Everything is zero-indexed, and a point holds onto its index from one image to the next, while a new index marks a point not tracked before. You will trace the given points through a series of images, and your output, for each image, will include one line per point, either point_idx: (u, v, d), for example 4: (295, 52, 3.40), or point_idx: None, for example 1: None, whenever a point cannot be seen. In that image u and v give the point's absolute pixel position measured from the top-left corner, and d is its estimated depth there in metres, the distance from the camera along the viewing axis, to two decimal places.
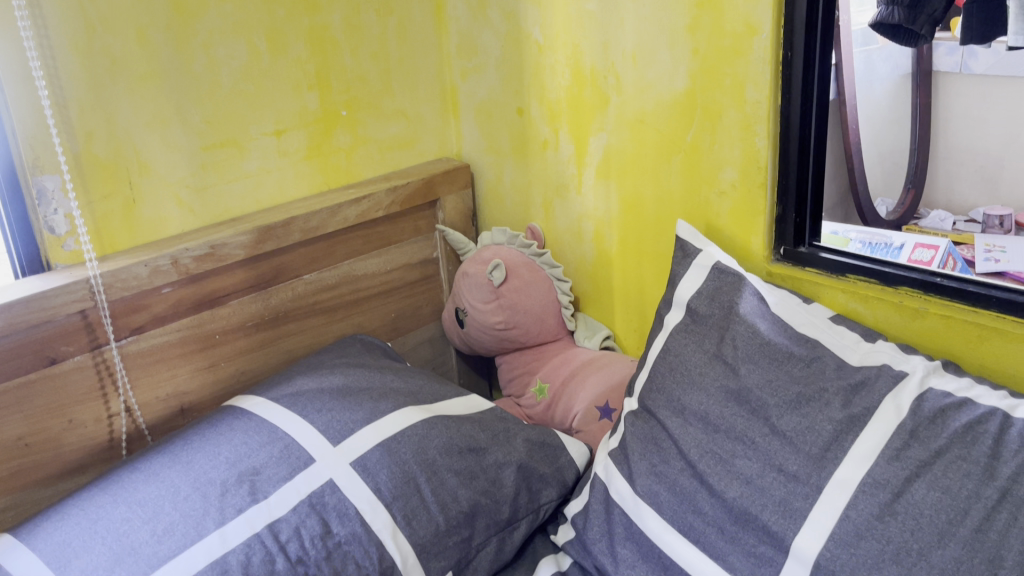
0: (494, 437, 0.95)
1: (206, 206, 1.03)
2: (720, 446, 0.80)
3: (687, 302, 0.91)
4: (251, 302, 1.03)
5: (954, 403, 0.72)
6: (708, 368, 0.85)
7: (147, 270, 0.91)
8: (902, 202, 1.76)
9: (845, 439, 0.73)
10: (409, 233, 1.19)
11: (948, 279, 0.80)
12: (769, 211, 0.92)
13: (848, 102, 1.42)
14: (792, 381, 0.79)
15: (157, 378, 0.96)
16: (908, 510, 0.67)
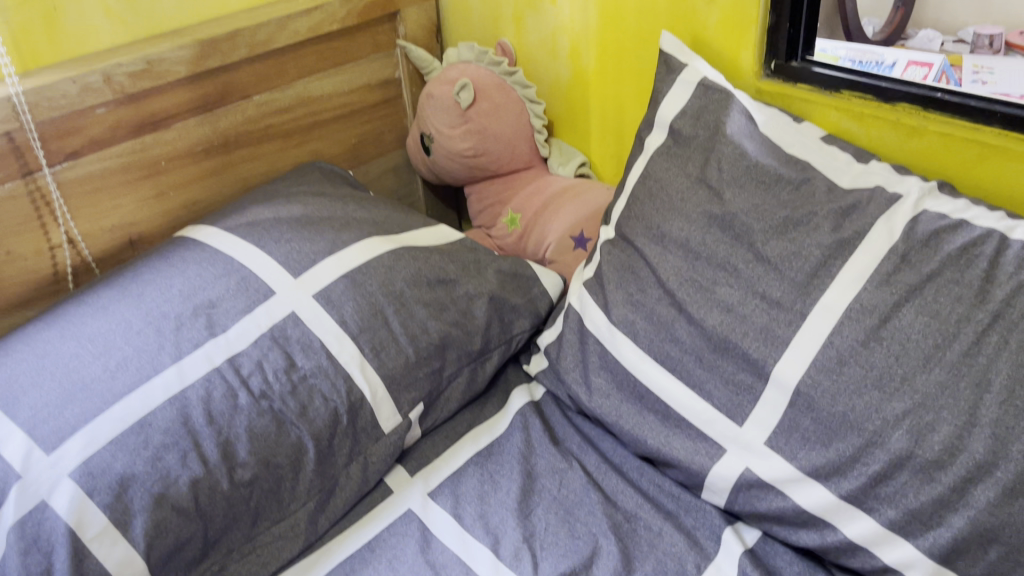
0: (464, 269, 0.90)
1: (139, 18, 0.92)
2: (701, 274, 0.76)
3: (670, 123, 0.85)
4: (197, 125, 0.95)
5: (950, 225, 0.68)
6: (691, 193, 0.80)
7: (76, 89, 0.82)
8: (890, 21, 1.61)
9: (832, 265, 0.70)
10: (368, 51, 1.10)
11: (950, 94, 0.74)
12: (762, 21, 0.85)
13: None
14: (779, 205, 0.74)
15: (100, 207, 0.89)
16: (895, 336, 0.65)
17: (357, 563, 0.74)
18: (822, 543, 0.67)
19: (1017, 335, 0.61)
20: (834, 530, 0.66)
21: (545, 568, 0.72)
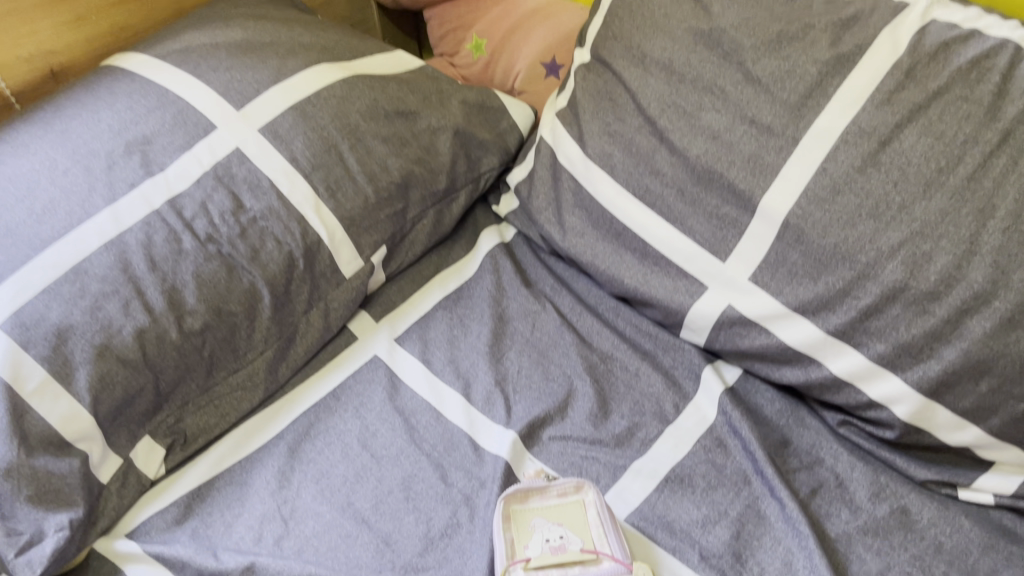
0: (426, 101, 0.83)
1: None
2: (684, 99, 0.70)
3: None
4: None
5: (960, 37, 0.62)
6: (675, 7, 0.72)
7: None
8: None
9: (829, 85, 0.63)
10: None
11: None
12: None
13: None
14: (773, 19, 0.67)
15: (12, 33, 0.79)
16: (894, 161, 0.60)
17: (321, 412, 0.70)
18: (806, 380, 0.65)
19: None
20: (819, 367, 0.64)
21: (518, 412, 0.69)
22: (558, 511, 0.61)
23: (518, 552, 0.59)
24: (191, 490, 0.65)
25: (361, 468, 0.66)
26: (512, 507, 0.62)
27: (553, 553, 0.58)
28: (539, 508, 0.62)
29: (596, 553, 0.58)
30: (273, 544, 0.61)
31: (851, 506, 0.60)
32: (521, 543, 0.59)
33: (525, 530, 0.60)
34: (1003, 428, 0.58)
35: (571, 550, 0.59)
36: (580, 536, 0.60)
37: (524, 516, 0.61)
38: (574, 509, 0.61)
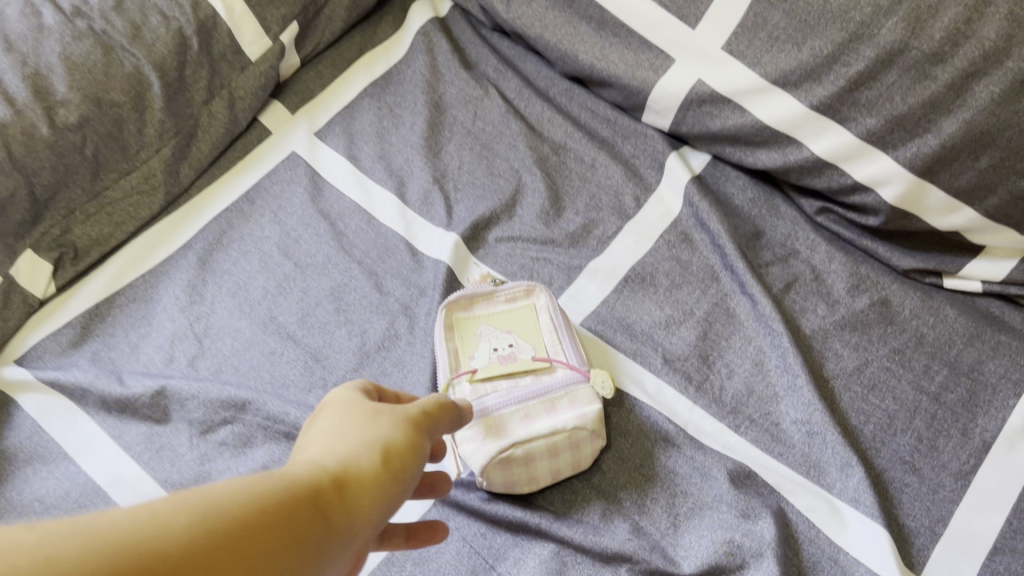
0: None
1: None
2: None
3: None
4: None
5: None
6: None
7: None
8: None
9: None
10: None
11: None
12: None
13: None
14: None
15: None
16: None
17: (234, 218, 0.61)
18: (784, 163, 0.57)
19: None
20: (799, 148, 0.56)
21: (460, 212, 0.61)
22: (506, 317, 0.55)
23: (464, 365, 0.53)
24: (88, 308, 0.57)
25: (283, 279, 0.58)
26: (455, 315, 0.55)
27: (503, 364, 0.52)
28: (485, 315, 0.55)
29: (551, 361, 0.52)
30: (187, 365, 0.55)
31: (829, 300, 0.55)
32: (468, 354, 0.53)
33: (471, 340, 0.54)
34: (1002, 208, 0.52)
35: (523, 359, 0.53)
36: (532, 342, 0.53)
37: (470, 325, 0.54)
38: (525, 315, 0.55)
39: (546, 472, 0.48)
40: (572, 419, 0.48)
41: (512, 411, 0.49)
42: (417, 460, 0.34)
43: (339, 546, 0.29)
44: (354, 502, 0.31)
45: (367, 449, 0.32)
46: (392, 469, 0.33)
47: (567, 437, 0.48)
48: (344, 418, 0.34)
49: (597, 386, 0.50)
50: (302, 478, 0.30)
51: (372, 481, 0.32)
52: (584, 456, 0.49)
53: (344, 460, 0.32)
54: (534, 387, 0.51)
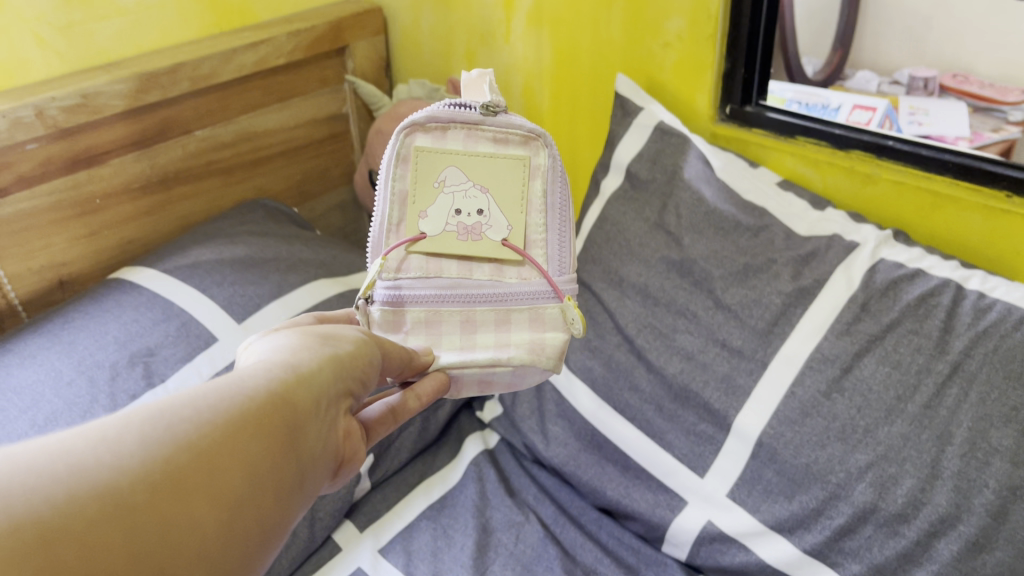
0: None
1: (74, 48, 0.88)
2: (660, 320, 0.76)
3: (627, 167, 0.87)
4: (135, 162, 0.93)
5: (907, 274, 0.67)
6: (649, 238, 0.80)
7: (5, 123, 0.79)
8: (828, 62, 1.77)
9: (793, 313, 0.69)
10: (313, 86, 1.11)
11: (901, 143, 0.75)
12: (718, 66, 0.86)
13: None
14: (738, 251, 0.74)
15: (29, 248, 0.86)
16: (856, 387, 0.64)
17: None
18: None
19: (977, 387, 0.59)
20: None
21: None
22: (487, 166, 0.58)
23: (413, 228, 0.58)
24: None
25: None
26: (418, 146, 0.59)
27: (463, 238, 0.57)
28: (459, 157, 0.58)
29: (524, 256, 0.58)
30: None
31: None
32: (420, 208, 0.58)
33: (431, 186, 0.58)
34: None
35: (487, 240, 0.58)
36: (507, 217, 0.58)
37: (438, 162, 0.58)
38: (511, 169, 0.58)
39: (476, 383, 0.59)
40: (523, 356, 0.58)
41: (456, 311, 0.59)
42: (342, 383, 0.45)
43: (299, 429, 0.40)
44: (306, 401, 0.42)
45: (306, 364, 0.43)
46: (330, 377, 0.44)
47: (508, 371, 0.58)
48: (284, 353, 0.44)
49: (568, 324, 0.59)
50: (261, 387, 0.40)
51: (311, 385, 0.42)
52: (522, 376, 0.59)
53: (297, 371, 0.42)
54: (489, 290, 0.58)
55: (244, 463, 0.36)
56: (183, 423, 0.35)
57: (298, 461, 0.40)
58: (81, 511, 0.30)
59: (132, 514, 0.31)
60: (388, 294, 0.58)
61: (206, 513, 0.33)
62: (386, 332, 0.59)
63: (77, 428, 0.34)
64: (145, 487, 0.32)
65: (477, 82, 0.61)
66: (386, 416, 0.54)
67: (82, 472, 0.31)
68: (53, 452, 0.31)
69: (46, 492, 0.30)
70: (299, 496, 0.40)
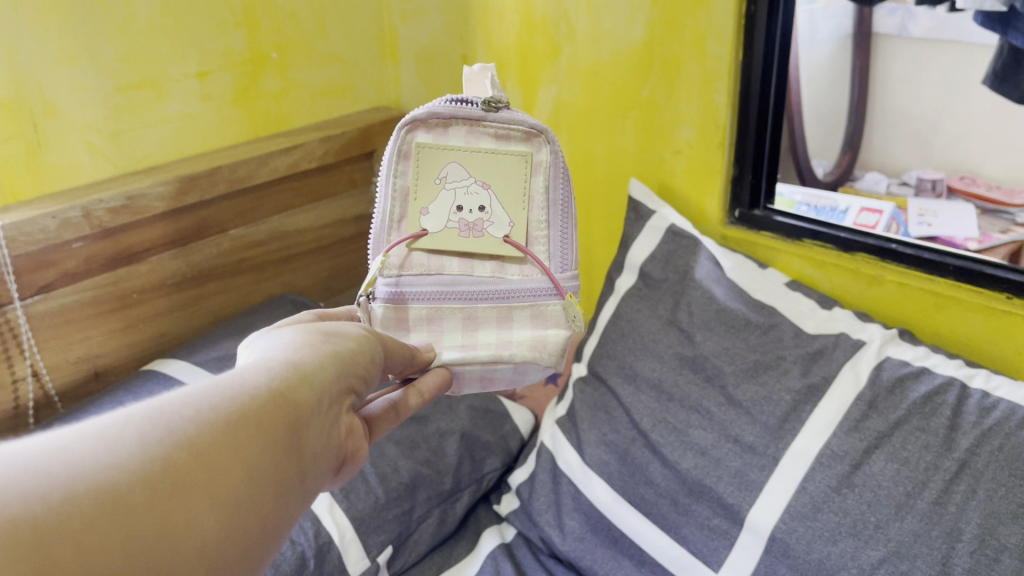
0: (436, 405, 0.91)
1: (121, 152, 0.94)
2: (674, 415, 0.78)
3: (640, 266, 0.90)
4: (172, 259, 0.98)
5: (912, 372, 0.69)
6: (662, 334, 0.83)
7: (55, 223, 0.84)
8: (837, 164, 1.83)
9: (803, 409, 0.71)
10: (342, 187, 1.17)
11: (903, 246, 0.78)
12: (726, 172, 0.90)
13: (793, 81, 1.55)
14: (749, 349, 0.77)
15: (68, 340, 0.90)
16: (866, 483, 0.65)
17: None
18: None
19: (984, 484, 0.61)
20: None
21: None
22: (490, 163, 0.63)
23: (415, 225, 0.63)
24: None
25: None
26: (419, 142, 0.64)
27: (464, 234, 0.63)
28: (462, 153, 0.63)
29: (525, 253, 0.64)
30: None
31: None
32: (422, 203, 0.63)
33: (433, 182, 0.63)
34: None
35: (489, 236, 0.63)
36: (508, 214, 0.63)
37: (442, 158, 0.63)
38: (512, 166, 0.64)
39: (476, 379, 0.64)
40: (524, 352, 0.63)
41: (459, 308, 0.64)
42: (341, 383, 0.47)
43: (299, 427, 0.42)
44: (306, 401, 0.43)
45: (306, 365, 0.45)
46: (329, 378, 0.46)
47: (510, 366, 0.64)
48: (285, 352, 0.46)
49: (569, 321, 0.65)
50: (262, 387, 0.41)
51: (311, 385, 0.44)
52: (522, 373, 0.65)
53: (296, 370, 0.44)
54: (492, 287, 0.64)
55: (244, 462, 0.38)
56: (186, 422, 0.37)
57: (297, 462, 0.42)
58: (84, 507, 0.31)
59: (134, 509, 0.33)
60: (391, 291, 0.63)
61: (205, 508, 0.35)
62: (389, 329, 0.64)
63: (79, 425, 0.35)
64: (143, 483, 0.33)
65: (479, 76, 0.66)
66: (388, 410, 0.57)
67: (81, 470, 0.32)
68: (55, 450, 0.33)
69: (46, 491, 0.31)
70: (297, 493, 0.42)
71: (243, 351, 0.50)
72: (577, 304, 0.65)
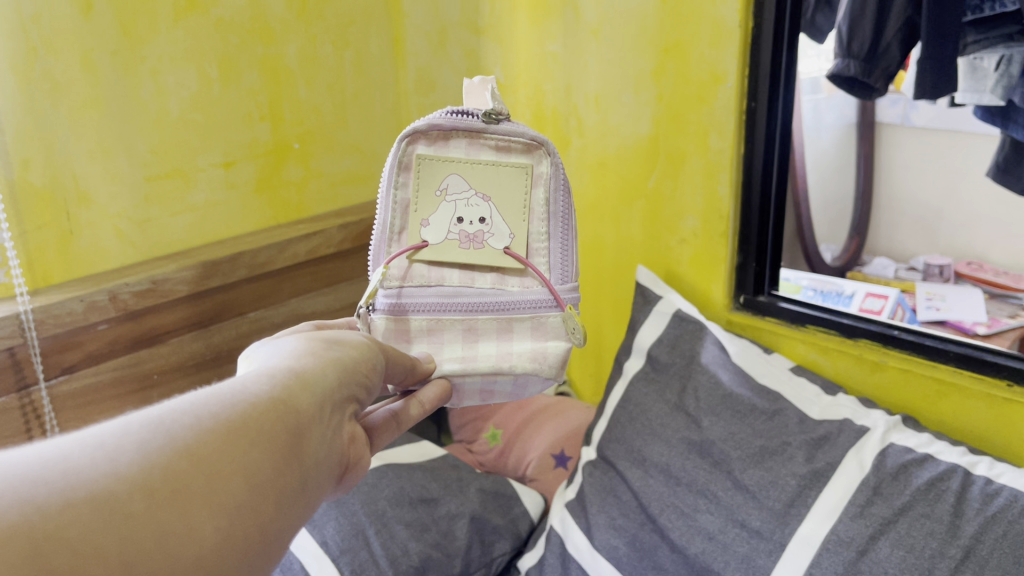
0: (447, 488, 0.92)
1: (147, 239, 0.98)
2: (681, 499, 0.78)
3: (648, 351, 0.92)
4: (192, 340, 1.01)
5: (915, 459, 0.70)
6: (670, 419, 0.85)
7: (82, 306, 0.88)
8: (845, 249, 1.85)
9: (808, 495, 0.72)
10: (358, 271, 1.20)
11: (906, 332, 0.80)
12: (730, 260, 0.93)
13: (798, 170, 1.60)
14: (754, 434, 0.78)
15: (88, 419, 0.93)
16: (872, 570, 0.65)
17: None
18: None
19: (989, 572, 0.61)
20: None
21: None
22: (490, 174, 0.61)
23: (416, 237, 0.61)
24: None
25: None
26: (419, 153, 0.62)
27: (464, 246, 0.61)
28: (461, 165, 0.61)
29: (526, 265, 0.61)
30: None
31: None
32: (421, 216, 0.61)
33: (433, 195, 0.61)
34: None
35: (489, 248, 0.61)
36: (509, 226, 0.61)
37: (440, 170, 0.61)
38: (512, 178, 0.62)
39: (475, 392, 0.62)
40: (525, 364, 0.61)
41: (459, 320, 0.61)
42: (348, 388, 0.44)
43: (306, 433, 0.39)
44: (313, 405, 0.40)
45: (313, 368, 0.42)
46: (336, 382, 0.43)
47: (509, 378, 0.61)
48: (290, 355, 0.43)
49: (569, 334, 0.62)
50: (266, 390, 0.39)
51: (318, 388, 0.41)
52: (522, 388, 0.63)
53: (302, 373, 0.41)
54: (492, 298, 0.61)
55: (247, 469, 0.35)
56: (182, 429, 0.34)
57: (304, 469, 0.38)
58: (73, 520, 0.28)
59: (124, 520, 0.30)
60: (390, 303, 0.61)
61: (204, 517, 0.32)
62: (388, 340, 0.61)
63: (73, 434, 0.32)
64: (140, 493, 0.31)
65: (479, 87, 0.65)
66: (389, 421, 0.53)
67: (79, 476, 0.30)
68: (49, 458, 0.30)
69: (41, 499, 0.28)
70: (300, 504, 0.38)
71: (241, 362, 0.46)
72: (578, 316, 0.63)
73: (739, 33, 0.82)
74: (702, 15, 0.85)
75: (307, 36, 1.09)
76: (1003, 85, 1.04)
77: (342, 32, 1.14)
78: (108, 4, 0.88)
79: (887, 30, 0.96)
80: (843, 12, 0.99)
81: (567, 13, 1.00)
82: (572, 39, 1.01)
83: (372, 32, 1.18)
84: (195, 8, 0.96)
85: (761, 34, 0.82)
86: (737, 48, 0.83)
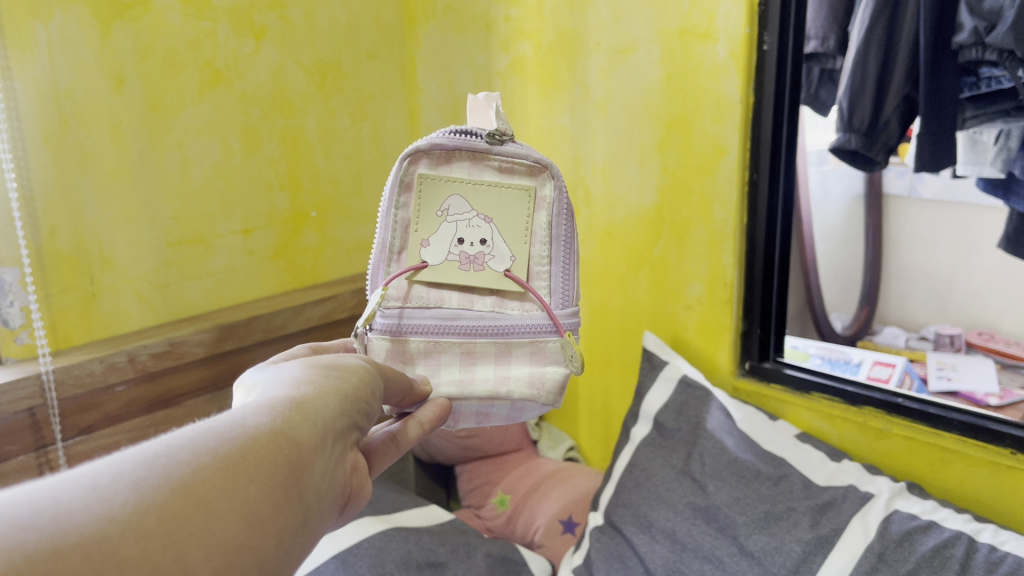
0: (454, 552, 0.92)
1: (166, 302, 1.01)
2: (688, 565, 0.78)
3: (654, 416, 0.94)
4: (207, 403, 1.03)
5: (921, 525, 0.70)
6: (676, 484, 0.85)
7: (101, 367, 0.90)
8: (856, 317, 1.86)
9: (813, 561, 0.72)
10: None
11: (910, 400, 0.80)
12: (735, 326, 0.94)
13: (807, 240, 1.62)
14: (760, 499, 0.79)
15: None
16: None
17: None
18: None
19: None
20: None
21: None
22: (494, 197, 0.63)
23: (416, 257, 0.62)
24: None
25: None
26: (421, 172, 0.63)
27: (465, 267, 0.62)
28: (464, 183, 0.63)
29: (526, 288, 0.63)
30: None
31: None
32: (422, 236, 0.62)
33: (434, 215, 0.62)
34: None
35: (489, 270, 0.62)
36: (510, 249, 0.63)
37: (442, 190, 0.62)
38: (516, 200, 0.63)
39: (471, 411, 0.63)
40: (523, 390, 0.62)
41: (457, 343, 0.62)
42: (345, 416, 0.45)
43: (306, 464, 0.40)
44: (313, 436, 0.41)
45: (313, 397, 0.43)
46: (335, 411, 0.44)
47: (506, 402, 0.63)
48: (289, 384, 0.44)
49: (568, 360, 0.64)
50: (265, 423, 0.39)
51: (318, 418, 0.42)
52: (519, 413, 0.65)
53: (300, 401, 0.42)
54: (491, 322, 0.62)
55: (242, 505, 0.35)
56: (179, 467, 0.34)
57: (304, 504, 0.39)
58: (66, 561, 0.29)
59: (119, 560, 0.30)
60: (389, 324, 0.62)
61: (201, 556, 0.33)
62: (386, 360, 0.62)
63: (69, 474, 0.33)
64: (134, 535, 0.31)
65: (483, 104, 0.66)
66: (390, 443, 0.53)
67: (70, 520, 0.30)
68: (40, 502, 0.31)
69: (31, 545, 0.29)
70: (300, 539, 0.39)
71: (240, 388, 0.47)
72: (577, 342, 0.64)
73: (741, 107, 0.85)
74: (704, 90, 0.88)
75: (326, 109, 1.14)
76: (1003, 158, 1.07)
77: (360, 105, 1.19)
78: (138, 78, 0.93)
79: (886, 107, 0.98)
80: (840, 87, 0.99)
81: (575, 89, 1.04)
82: (581, 115, 1.05)
83: (388, 105, 1.23)
84: (220, 82, 1.01)
85: (763, 109, 0.85)
86: (738, 121, 0.86)
